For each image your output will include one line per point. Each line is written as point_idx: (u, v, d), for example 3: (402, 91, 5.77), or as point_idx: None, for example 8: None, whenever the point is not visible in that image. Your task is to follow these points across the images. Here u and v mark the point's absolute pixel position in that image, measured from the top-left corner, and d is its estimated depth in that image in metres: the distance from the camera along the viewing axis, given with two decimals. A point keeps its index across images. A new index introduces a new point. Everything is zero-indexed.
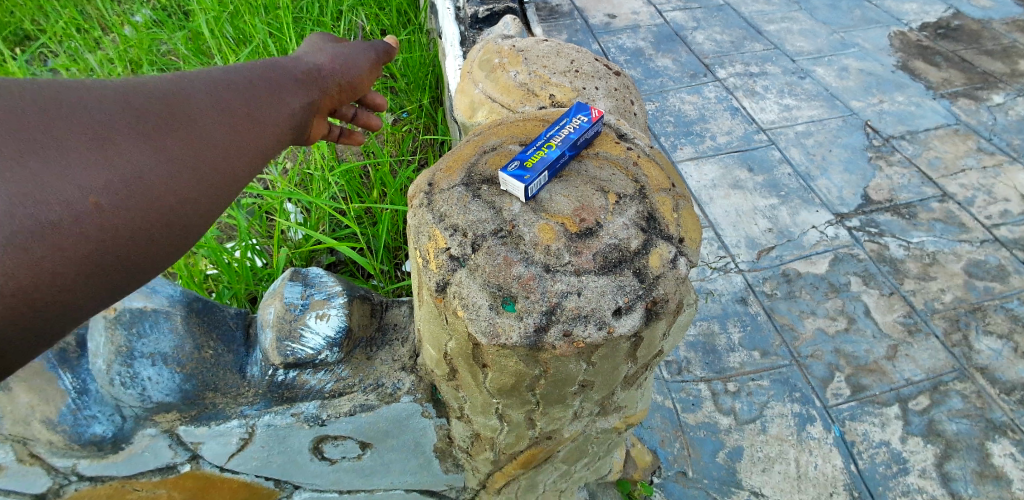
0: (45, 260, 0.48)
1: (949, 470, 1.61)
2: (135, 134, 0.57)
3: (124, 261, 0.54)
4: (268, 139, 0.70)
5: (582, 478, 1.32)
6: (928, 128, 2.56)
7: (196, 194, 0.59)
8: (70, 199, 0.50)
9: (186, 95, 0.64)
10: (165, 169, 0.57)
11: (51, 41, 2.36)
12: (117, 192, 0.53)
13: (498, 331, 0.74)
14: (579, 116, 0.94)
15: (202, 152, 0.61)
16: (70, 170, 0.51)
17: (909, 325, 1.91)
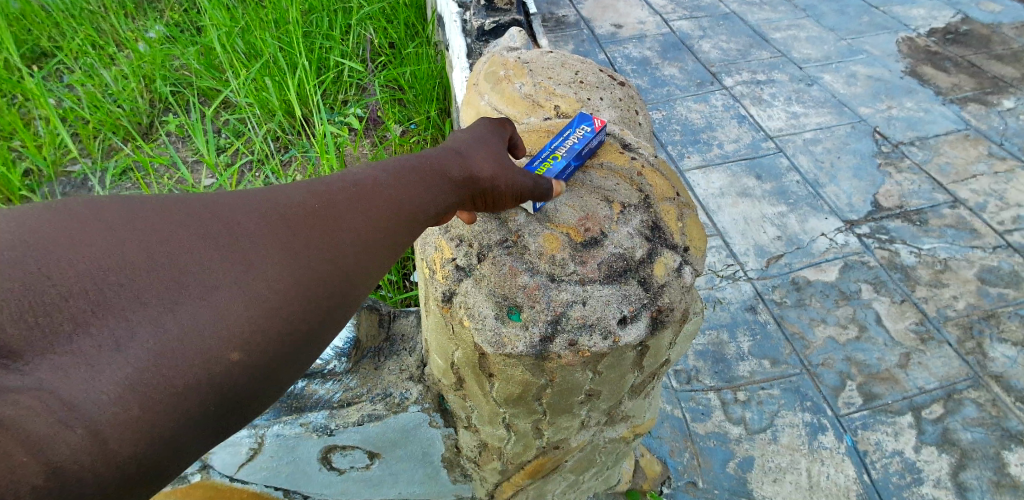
0: (145, 428, 0.44)
1: (964, 479, 1.59)
2: (261, 263, 0.54)
3: (225, 413, 0.51)
4: (388, 254, 0.64)
5: (590, 488, 1.32)
6: (939, 133, 2.55)
7: (303, 332, 0.55)
8: (177, 358, 0.47)
9: (314, 212, 0.60)
10: (287, 300, 0.54)
11: (66, 58, 2.41)
12: (242, 337, 0.51)
13: (504, 340, 0.75)
14: (582, 126, 0.95)
15: (317, 282, 0.57)
16: (184, 325, 0.48)
17: (921, 333, 1.89)
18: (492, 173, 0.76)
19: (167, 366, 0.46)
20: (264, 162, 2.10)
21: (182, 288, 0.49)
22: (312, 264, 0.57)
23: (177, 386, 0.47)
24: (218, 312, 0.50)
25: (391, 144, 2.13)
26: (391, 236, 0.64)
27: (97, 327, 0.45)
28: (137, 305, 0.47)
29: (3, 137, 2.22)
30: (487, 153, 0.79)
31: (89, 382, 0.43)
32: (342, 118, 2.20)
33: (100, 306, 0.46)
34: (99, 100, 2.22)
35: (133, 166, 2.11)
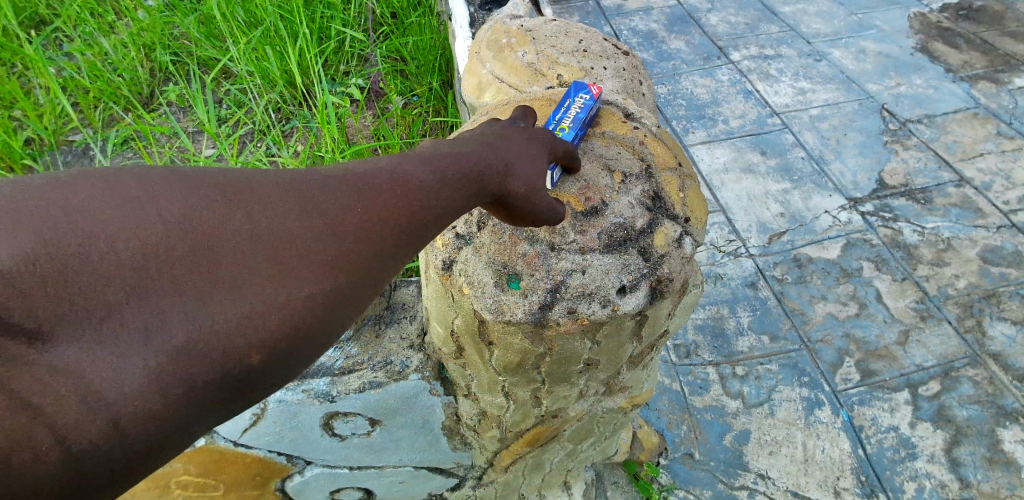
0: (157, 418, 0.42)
1: (957, 455, 1.61)
2: (305, 256, 0.50)
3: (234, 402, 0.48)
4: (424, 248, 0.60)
5: (588, 458, 1.34)
6: (947, 111, 2.52)
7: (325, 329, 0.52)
8: (202, 349, 0.44)
9: (363, 197, 0.55)
10: (320, 299, 0.51)
11: (65, 25, 2.38)
12: (269, 335, 0.48)
13: (503, 308, 0.76)
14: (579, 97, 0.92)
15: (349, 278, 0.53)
16: (214, 314, 0.45)
17: (921, 311, 1.90)
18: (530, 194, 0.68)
19: (192, 358, 0.44)
20: (265, 133, 2.09)
21: (221, 272, 0.46)
22: (345, 261, 0.52)
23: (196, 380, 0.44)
24: (248, 307, 0.46)
25: (393, 116, 2.11)
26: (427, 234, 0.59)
27: (130, 310, 0.41)
28: (171, 290, 0.43)
29: (4, 105, 2.20)
30: (535, 162, 0.70)
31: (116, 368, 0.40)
32: (344, 89, 2.18)
33: (134, 288, 0.42)
34: (100, 69, 2.20)
35: (134, 136, 2.09)
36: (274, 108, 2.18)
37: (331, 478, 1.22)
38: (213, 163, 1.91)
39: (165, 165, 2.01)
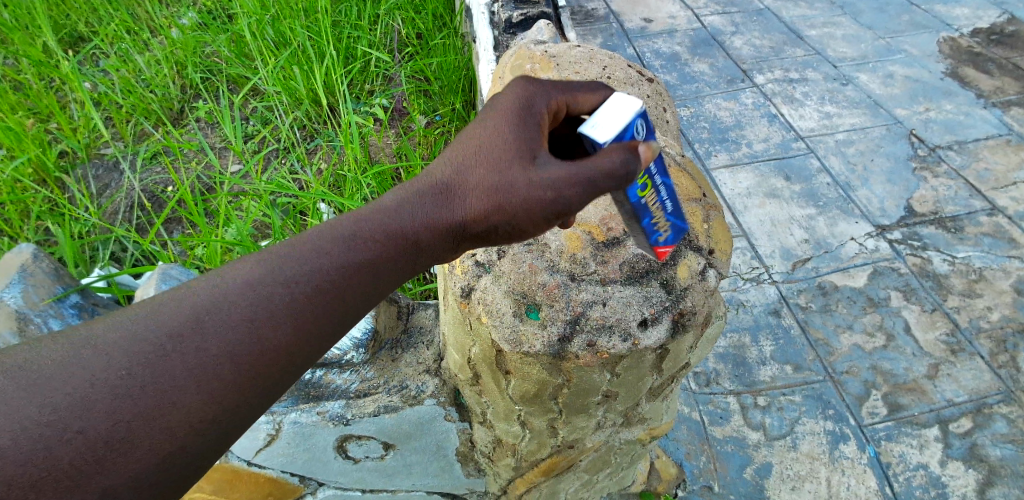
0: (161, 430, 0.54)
1: (991, 497, 1.54)
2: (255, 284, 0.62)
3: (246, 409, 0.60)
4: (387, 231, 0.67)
5: (605, 488, 1.31)
6: (978, 138, 2.46)
7: (308, 329, 0.63)
8: (180, 363, 0.57)
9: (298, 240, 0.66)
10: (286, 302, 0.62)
11: (102, 42, 2.45)
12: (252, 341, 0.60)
13: (521, 339, 0.74)
14: (659, 234, 0.77)
15: (320, 276, 0.63)
16: (187, 340, 0.58)
17: (952, 344, 1.84)
18: (511, 200, 0.66)
19: (186, 400, 0.56)
20: (291, 151, 2.12)
21: (191, 334, 0.58)
22: (306, 284, 0.63)
23: (187, 387, 0.56)
24: (224, 340, 0.59)
25: (416, 134, 2.13)
26: (403, 229, 0.66)
27: (115, 392, 0.54)
28: (134, 336, 0.57)
29: (40, 118, 2.27)
30: (484, 165, 0.67)
31: (96, 403, 0.53)
32: (368, 107, 2.20)
33: (113, 376, 0.54)
34: (133, 86, 2.26)
35: (163, 151, 2.13)
36: (300, 126, 2.21)
37: None
38: (238, 180, 1.93)
39: (192, 180, 2.04)
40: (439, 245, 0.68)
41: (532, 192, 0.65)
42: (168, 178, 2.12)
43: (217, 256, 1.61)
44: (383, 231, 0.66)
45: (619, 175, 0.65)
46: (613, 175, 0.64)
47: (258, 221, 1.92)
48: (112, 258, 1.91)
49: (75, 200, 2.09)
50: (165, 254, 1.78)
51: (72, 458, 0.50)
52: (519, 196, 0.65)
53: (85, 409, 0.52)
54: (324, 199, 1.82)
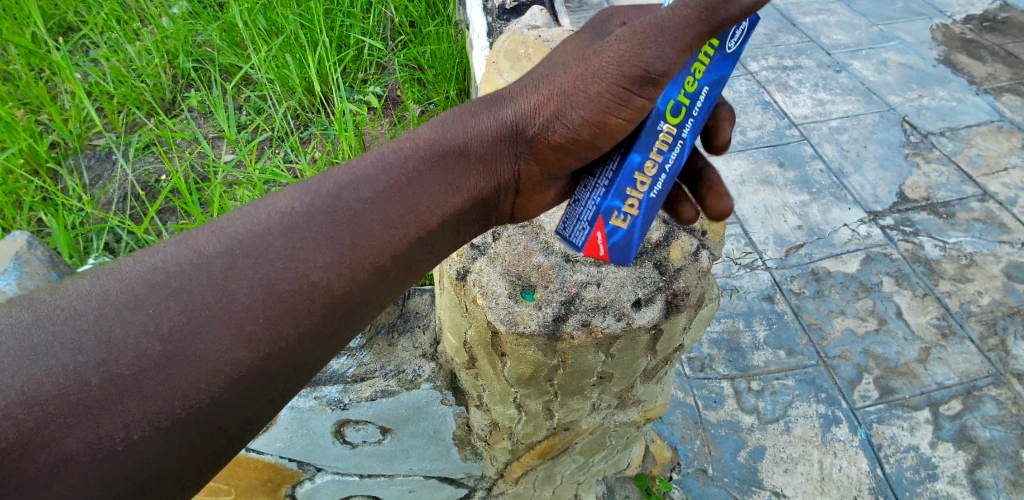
0: (189, 383, 0.51)
1: (980, 477, 1.57)
2: (311, 231, 0.59)
3: (294, 346, 0.58)
4: (437, 184, 0.67)
5: (600, 471, 1.32)
6: (970, 124, 2.47)
7: (361, 261, 0.61)
8: (229, 297, 0.54)
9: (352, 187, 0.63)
10: (334, 261, 0.59)
11: (92, 32, 2.43)
12: (287, 303, 0.56)
13: (516, 319, 0.75)
14: (614, 206, 0.71)
15: (379, 192, 0.64)
16: (251, 255, 0.56)
17: (942, 328, 1.86)
18: (566, 83, 0.67)
19: (216, 354, 0.52)
20: (284, 140, 2.11)
21: (222, 280, 0.54)
22: (352, 245, 0.60)
23: (229, 328, 0.53)
24: (262, 292, 0.55)
25: (409, 124, 2.12)
26: (452, 142, 0.69)
27: (137, 340, 0.49)
28: (179, 271, 0.53)
29: (31, 109, 2.25)
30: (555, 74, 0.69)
31: (126, 348, 0.49)
32: (362, 96, 2.19)
33: (133, 321, 0.50)
34: (125, 76, 2.24)
35: (156, 141, 2.12)
36: (293, 115, 2.20)
37: (341, 485, 1.21)
38: (232, 169, 1.93)
39: (185, 170, 2.03)
40: (491, 157, 0.70)
41: (585, 71, 0.66)
42: (161, 168, 2.11)
43: None
44: (433, 145, 0.68)
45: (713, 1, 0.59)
46: (702, 13, 0.59)
47: None
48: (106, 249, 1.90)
49: (68, 191, 2.08)
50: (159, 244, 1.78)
51: (96, 405, 0.47)
52: (575, 75, 0.67)
53: (113, 355, 0.48)
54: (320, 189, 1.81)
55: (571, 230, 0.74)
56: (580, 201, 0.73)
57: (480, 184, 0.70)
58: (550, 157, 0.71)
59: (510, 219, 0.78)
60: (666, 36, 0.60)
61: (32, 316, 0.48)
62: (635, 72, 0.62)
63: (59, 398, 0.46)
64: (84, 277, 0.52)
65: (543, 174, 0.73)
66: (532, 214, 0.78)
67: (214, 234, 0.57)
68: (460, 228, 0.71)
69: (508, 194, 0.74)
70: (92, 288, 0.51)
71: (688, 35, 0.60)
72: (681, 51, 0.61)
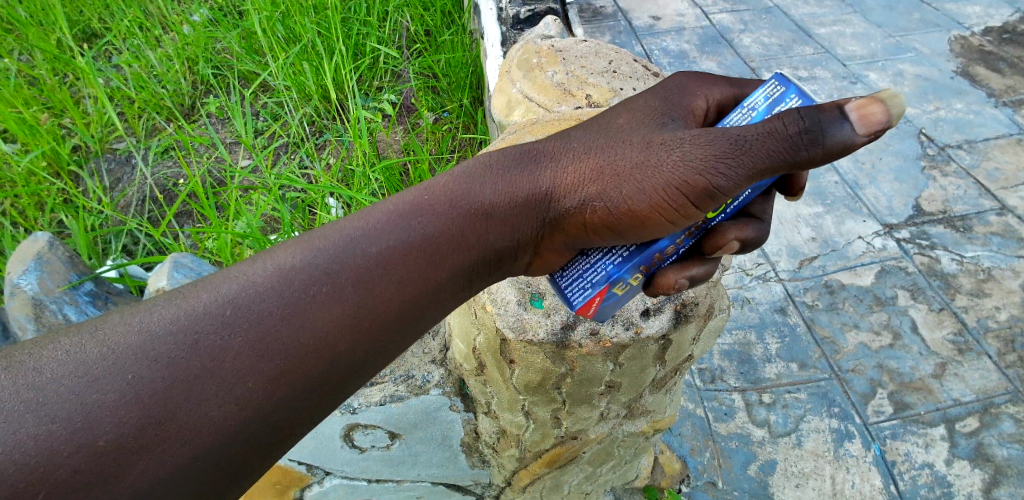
0: (168, 450, 0.49)
1: (996, 496, 1.54)
2: (320, 299, 0.60)
3: (294, 406, 0.57)
4: (460, 251, 0.69)
5: (608, 481, 1.32)
6: (988, 137, 2.45)
7: (368, 326, 0.62)
8: (218, 359, 0.54)
9: (376, 256, 0.65)
10: (341, 328, 0.60)
11: (115, 38, 2.48)
12: (290, 366, 0.57)
13: (525, 326, 0.78)
14: (622, 277, 0.73)
15: (389, 250, 0.66)
16: (247, 315, 0.57)
17: (959, 344, 1.83)
18: (622, 167, 0.69)
19: (219, 403, 0.53)
20: (300, 146, 2.14)
21: (217, 338, 0.55)
22: (359, 316, 0.62)
23: (217, 391, 0.53)
24: (258, 352, 0.56)
25: (423, 131, 2.14)
26: (478, 202, 0.72)
27: (133, 393, 0.50)
28: (166, 337, 0.54)
29: (55, 113, 2.30)
30: (609, 150, 0.71)
31: (104, 416, 0.48)
32: (377, 104, 2.22)
33: (124, 376, 0.50)
34: (146, 82, 2.29)
35: (175, 146, 2.16)
36: (309, 122, 2.23)
37: (350, 489, 1.20)
38: (249, 174, 1.97)
39: (202, 174, 2.06)
40: (515, 221, 0.72)
41: (644, 160, 0.68)
42: (180, 172, 2.15)
43: (227, 249, 1.64)
44: (457, 203, 0.71)
45: (803, 140, 0.59)
46: (784, 151, 0.60)
47: (267, 215, 1.94)
48: (124, 251, 1.93)
49: (89, 193, 2.12)
50: (175, 246, 1.82)
51: (68, 478, 0.45)
52: (634, 163, 0.68)
53: (89, 421, 0.48)
54: (333, 193, 1.83)
55: (574, 288, 0.74)
56: (592, 259, 0.74)
57: (499, 244, 0.72)
58: (575, 229, 0.72)
59: (522, 273, 0.78)
60: (733, 158, 0.62)
61: (8, 379, 0.48)
62: (697, 183, 0.63)
63: (27, 471, 0.44)
64: (69, 340, 0.52)
65: (568, 241, 0.74)
66: (545, 272, 0.78)
67: (207, 294, 0.58)
68: (470, 287, 0.72)
69: (525, 255, 0.75)
70: (72, 352, 0.51)
71: (763, 163, 0.61)
72: (748, 176, 0.62)
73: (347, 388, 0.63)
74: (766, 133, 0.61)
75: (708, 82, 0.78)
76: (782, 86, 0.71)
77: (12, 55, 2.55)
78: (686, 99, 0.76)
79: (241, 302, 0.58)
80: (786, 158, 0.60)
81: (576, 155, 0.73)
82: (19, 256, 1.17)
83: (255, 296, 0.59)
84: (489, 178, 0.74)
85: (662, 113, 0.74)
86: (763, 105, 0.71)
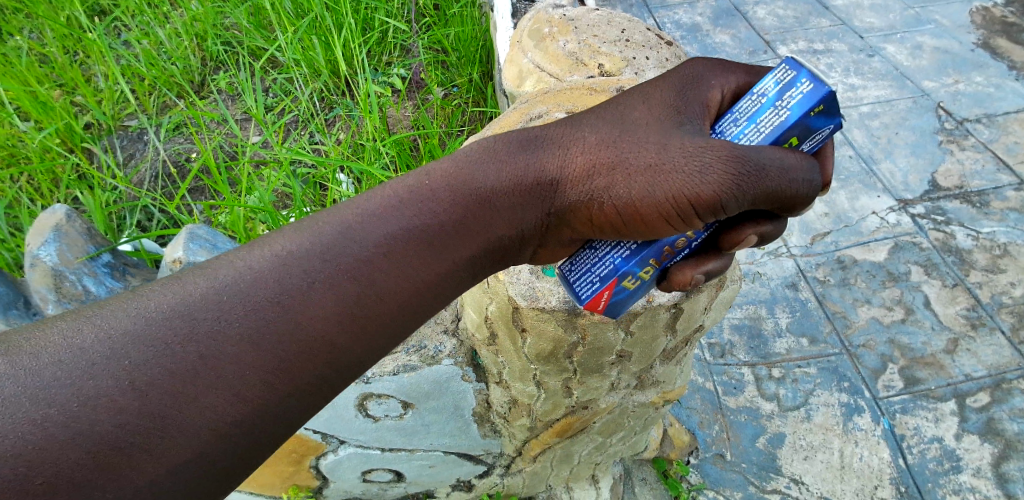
0: (170, 440, 0.49)
1: (1006, 470, 1.54)
2: (316, 291, 0.59)
3: (292, 397, 0.57)
4: (460, 242, 0.67)
5: (617, 453, 1.34)
6: (1008, 111, 2.40)
7: (366, 321, 0.61)
8: (217, 350, 0.53)
9: (373, 246, 0.63)
10: (342, 322, 0.60)
11: (124, 14, 2.47)
12: (284, 359, 0.56)
13: (537, 294, 0.80)
14: (631, 271, 0.71)
15: (390, 237, 0.64)
16: (245, 303, 0.56)
17: (972, 319, 1.82)
18: (632, 162, 0.66)
19: (218, 398, 0.52)
20: (310, 121, 2.14)
21: (214, 329, 0.54)
22: (356, 310, 0.61)
23: (215, 381, 0.52)
24: (253, 342, 0.55)
25: (433, 106, 2.12)
26: (482, 187, 0.69)
27: (132, 381, 0.49)
28: (163, 324, 0.52)
29: (67, 90, 2.31)
30: (619, 140, 0.68)
31: (104, 402, 0.47)
32: (386, 78, 2.21)
33: (122, 366, 0.49)
34: (155, 58, 2.29)
35: (186, 122, 2.17)
36: (319, 97, 2.22)
37: (364, 458, 1.22)
38: (259, 148, 1.97)
39: (214, 150, 2.07)
40: (519, 211, 0.69)
41: (656, 159, 0.64)
42: (191, 147, 2.16)
43: (240, 223, 1.66)
44: (458, 189, 0.68)
45: (804, 189, 0.65)
46: (785, 190, 0.63)
47: (279, 190, 1.95)
48: (138, 226, 1.96)
49: (103, 169, 2.14)
50: (189, 221, 1.84)
51: (70, 467, 0.45)
52: (646, 156, 0.65)
53: (90, 408, 0.47)
54: (344, 169, 1.83)
55: (580, 281, 0.73)
56: (600, 252, 0.72)
57: (503, 233, 0.70)
58: (582, 222, 0.70)
59: (529, 262, 0.77)
60: (743, 179, 0.61)
61: (6, 364, 0.47)
62: (705, 197, 0.62)
63: (29, 456, 0.43)
64: (64, 324, 0.52)
65: (574, 233, 0.72)
66: (554, 262, 0.78)
67: (205, 280, 0.57)
68: (473, 275, 0.70)
69: (530, 246, 0.73)
70: (66, 335, 0.50)
71: (766, 193, 0.62)
72: (752, 202, 0.63)
73: (345, 385, 0.62)
74: (781, 167, 0.62)
75: (725, 71, 0.73)
76: (793, 70, 0.65)
77: (23, 32, 2.56)
78: (701, 93, 0.70)
79: (235, 294, 0.56)
80: (790, 191, 0.63)
81: (586, 146, 0.70)
82: (36, 229, 1.20)
83: (247, 288, 0.57)
84: (493, 164, 0.70)
85: (679, 112, 0.69)
86: (773, 91, 0.66)
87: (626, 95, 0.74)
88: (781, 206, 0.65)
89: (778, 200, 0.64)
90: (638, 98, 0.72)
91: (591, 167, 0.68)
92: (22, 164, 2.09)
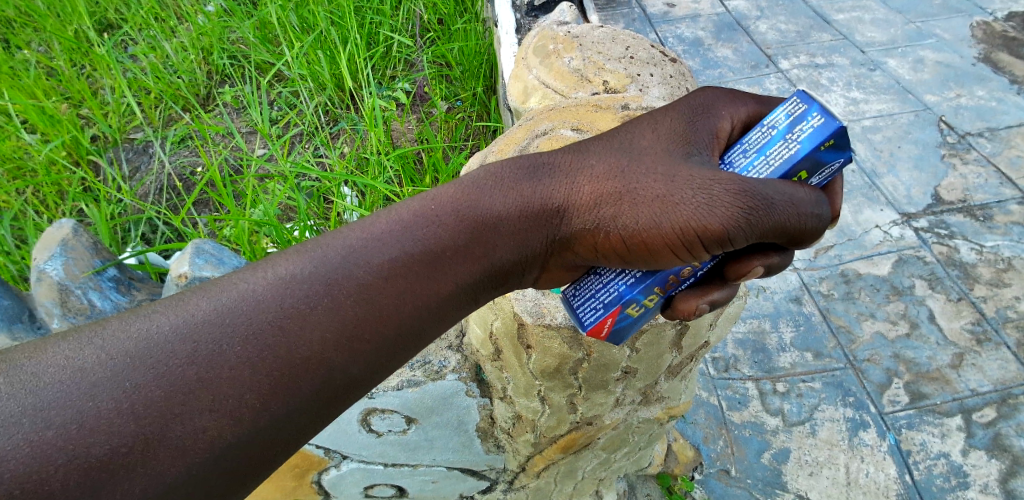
0: (164, 460, 0.48)
1: (1013, 487, 1.53)
2: (317, 315, 0.59)
3: (287, 418, 0.56)
4: (463, 267, 0.67)
5: (622, 468, 1.33)
6: (1010, 125, 2.40)
7: (365, 345, 0.61)
8: (213, 371, 0.53)
9: (378, 271, 0.63)
10: (343, 344, 0.59)
11: (131, 29, 2.50)
12: (282, 380, 0.56)
13: (543, 311, 0.81)
14: (635, 298, 0.71)
15: (393, 261, 0.64)
16: (244, 325, 0.56)
17: (977, 334, 1.81)
18: (639, 192, 0.66)
19: (214, 416, 0.51)
20: (315, 135, 2.16)
21: (213, 349, 0.54)
22: (358, 335, 0.61)
23: (210, 404, 0.52)
24: (252, 362, 0.55)
25: (437, 120, 2.13)
26: (487, 212, 0.69)
27: (129, 403, 0.49)
28: (163, 345, 0.53)
29: (73, 103, 2.33)
30: (627, 168, 0.69)
31: (100, 425, 0.47)
32: (390, 92, 2.23)
33: (120, 387, 0.49)
34: (162, 71, 2.31)
35: (191, 134, 2.18)
36: (324, 111, 2.24)
37: (367, 473, 1.21)
38: (264, 162, 1.98)
39: (219, 163, 2.09)
40: (524, 237, 0.69)
41: (665, 190, 0.65)
42: (196, 160, 2.17)
43: (244, 236, 1.66)
44: (464, 214, 0.68)
45: (810, 225, 0.65)
46: (791, 224, 0.64)
47: (284, 203, 1.96)
48: (142, 239, 1.96)
49: (108, 181, 2.15)
50: (194, 234, 1.85)
51: (62, 487, 0.44)
52: (654, 187, 0.66)
53: (88, 430, 0.47)
54: (348, 182, 1.85)
55: (584, 307, 0.74)
56: (604, 279, 0.72)
57: (506, 258, 0.70)
58: (586, 249, 0.70)
59: (532, 286, 0.77)
60: (750, 210, 0.62)
61: (5, 385, 0.47)
62: (712, 228, 0.62)
63: (24, 477, 0.43)
64: (66, 343, 0.52)
65: (577, 258, 0.72)
66: (557, 285, 0.78)
67: (206, 302, 0.57)
68: (474, 298, 0.70)
69: (532, 270, 0.73)
70: (67, 355, 0.51)
71: (772, 227, 0.63)
72: (758, 235, 0.63)
73: (343, 405, 0.62)
74: (788, 202, 0.63)
75: (733, 100, 0.74)
76: (804, 103, 0.66)
77: (31, 45, 2.58)
78: (710, 121, 0.71)
79: (236, 315, 0.56)
80: (797, 225, 0.64)
81: (593, 175, 0.70)
82: (43, 243, 1.21)
83: (249, 309, 0.57)
84: (499, 190, 0.70)
85: (686, 142, 0.70)
86: (784, 124, 0.67)
87: (633, 123, 0.75)
88: (786, 239, 0.66)
89: (785, 234, 0.64)
90: (645, 127, 0.73)
91: (598, 195, 0.68)
92: (28, 177, 2.10)
